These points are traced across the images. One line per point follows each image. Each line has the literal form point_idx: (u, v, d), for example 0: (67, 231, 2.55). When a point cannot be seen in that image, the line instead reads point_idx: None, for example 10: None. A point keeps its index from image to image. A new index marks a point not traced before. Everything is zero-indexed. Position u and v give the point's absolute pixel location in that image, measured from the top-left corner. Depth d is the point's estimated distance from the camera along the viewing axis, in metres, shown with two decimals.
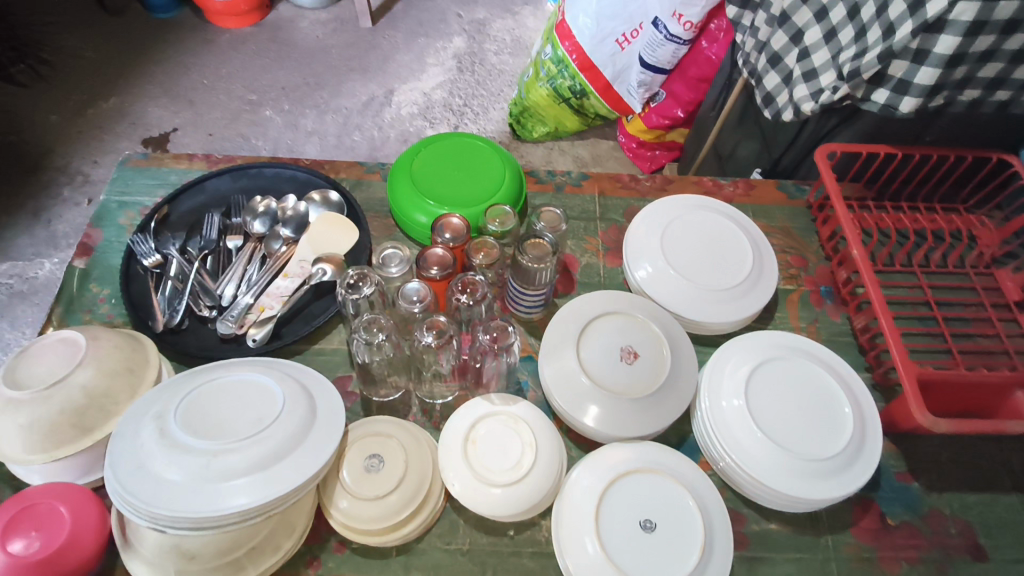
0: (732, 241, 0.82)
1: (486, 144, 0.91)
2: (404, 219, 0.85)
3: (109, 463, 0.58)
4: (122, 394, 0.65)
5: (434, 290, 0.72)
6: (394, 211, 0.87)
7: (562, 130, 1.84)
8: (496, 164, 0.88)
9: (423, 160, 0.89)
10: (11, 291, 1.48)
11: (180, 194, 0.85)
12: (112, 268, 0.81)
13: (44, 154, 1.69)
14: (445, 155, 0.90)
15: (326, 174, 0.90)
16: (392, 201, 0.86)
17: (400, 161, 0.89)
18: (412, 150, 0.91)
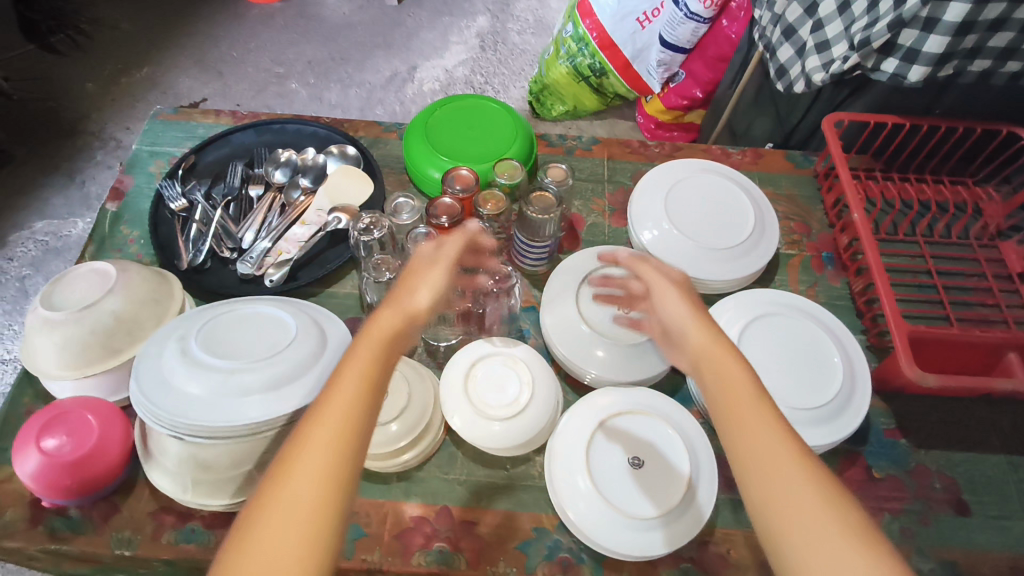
0: (735, 203, 0.84)
1: (500, 106, 0.94)
2: (419, 174, 0.89)
3: (134, 380, 0.62)
4: (149, 321, 0.70)
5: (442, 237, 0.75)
6: (409, 167, 0.90)
7: (581, 109, 1.85)
8: (509, 125, 0.91)
9: (438, 119, 0.92)
10: (47, 247, 1.55)
11: (207, 145, 0.89)
12: (141, 212, 0.85)
13: (80, 119, 1.76)
14: (458, 115, 0.93)
15: (345, 131, 0.94)
16: (407, 157, 0.90)
17: (417, 119, 0.92)
18: (428, 109, 0.93)
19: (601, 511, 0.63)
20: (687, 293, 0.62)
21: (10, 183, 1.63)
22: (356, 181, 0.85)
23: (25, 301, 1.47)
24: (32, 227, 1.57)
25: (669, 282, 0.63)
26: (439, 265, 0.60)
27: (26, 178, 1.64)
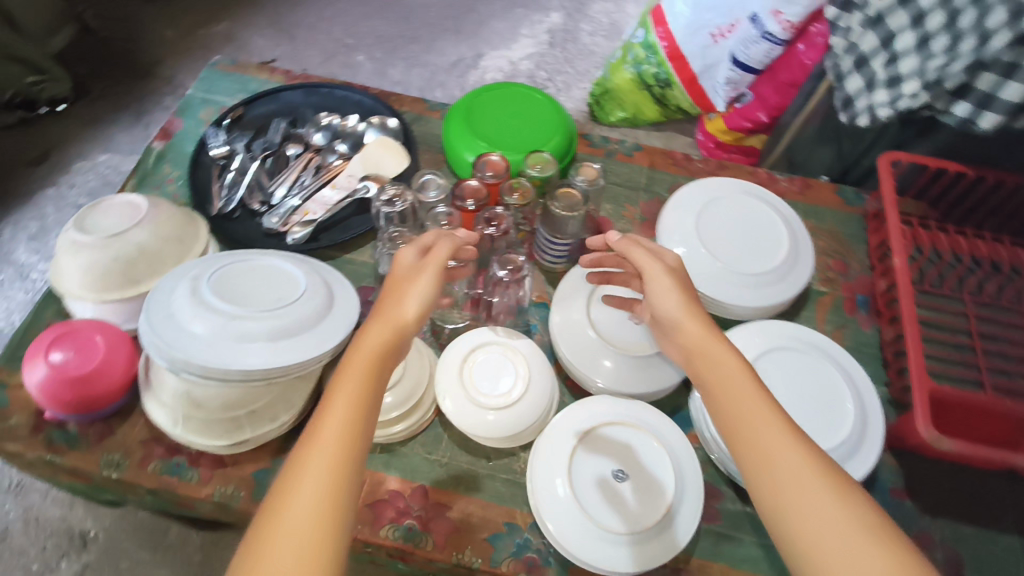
0: (769, 230, 0.81)
1: (546, 98, 0.93)
2: (454, 157, 0.89)
3: (144, 312, 0.64)
4: (170, 259, 0.72)
5: (465, 219, 0.76)
6: (446, 147, 0.90)
7: (639, 118, 1.82)
8: (552, 119, 0.90)
9: (483, 103, 0.92)
10: (105, 179, 1.62)
11: (256, 100, 0.91)
12: (184, 155, 0.88)
13: (155, 64, 1.83)
14: (503, 102, 0.93)
15: (389, 104, 0.94)
16: (445, 137, 0.90)
17: (462, 101, 0.92)
18: (475, 92, 0.93)
19: (575, 520, 0.61)
20: (679, 298, 0.61)
21: (83, 115, 1.71)
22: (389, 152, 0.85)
23: None
24: (95, 159, 1.64)
25: (662, 268, 0.62)
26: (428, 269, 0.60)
27: (97, 112, 1.72)
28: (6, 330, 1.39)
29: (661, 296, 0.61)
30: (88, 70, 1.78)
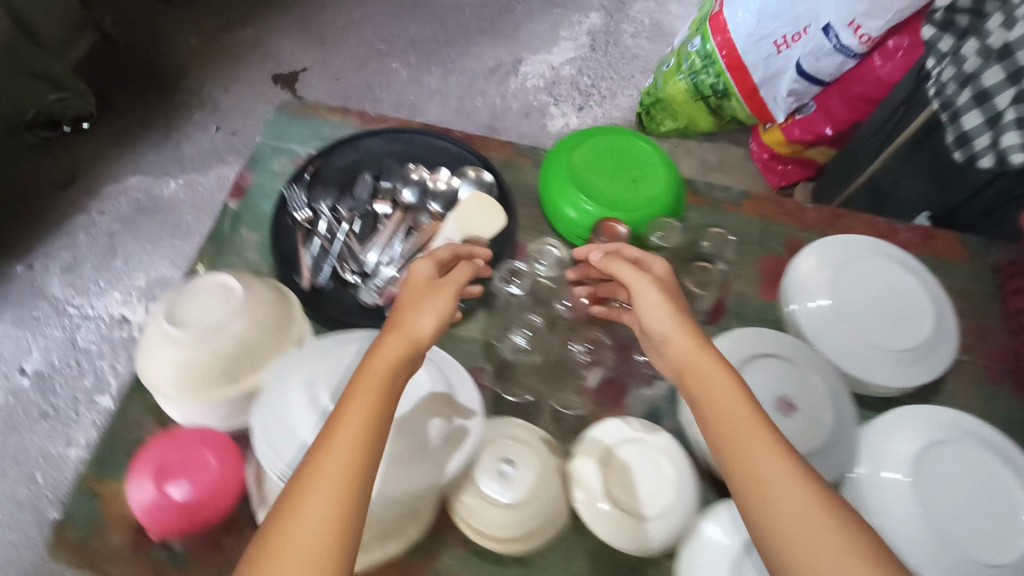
0: (910, 299, 0.75)
1: (654, 147, 0.84)
2: (555, 213, 0.83)
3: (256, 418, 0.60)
4: (270, 351, 0.66)
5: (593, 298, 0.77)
6: (545, 202, 0.84)
7: (692, 128, 1.74)
8: (662, 172, 0.82)
9: (582, 152, 0.85)
10: (138, 204, 1.53)
11: (335, 149, 0.83)
12: (262, 215, 0.80)
13: (180, 74, 1.72)
14: (603, 150, 0.86)
15: (477, 150, 0.87)
16: (544, 192, 0.84)
17: (559, 151, 0.85)
18: (573, 139, 0.86)
19: None
20: (664, 309, 0.60)
21: (107, 133, 1.61)
22: (487, 214, 0.79)
23: (112, 258, 1.46)
24: (126, 182, 1.55)
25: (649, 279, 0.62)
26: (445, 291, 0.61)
27: (122, 129, 1.62)
28: (48, 371, 1.33)
29: (653, 305, 0.60)
30: (109, 83, 1.68)
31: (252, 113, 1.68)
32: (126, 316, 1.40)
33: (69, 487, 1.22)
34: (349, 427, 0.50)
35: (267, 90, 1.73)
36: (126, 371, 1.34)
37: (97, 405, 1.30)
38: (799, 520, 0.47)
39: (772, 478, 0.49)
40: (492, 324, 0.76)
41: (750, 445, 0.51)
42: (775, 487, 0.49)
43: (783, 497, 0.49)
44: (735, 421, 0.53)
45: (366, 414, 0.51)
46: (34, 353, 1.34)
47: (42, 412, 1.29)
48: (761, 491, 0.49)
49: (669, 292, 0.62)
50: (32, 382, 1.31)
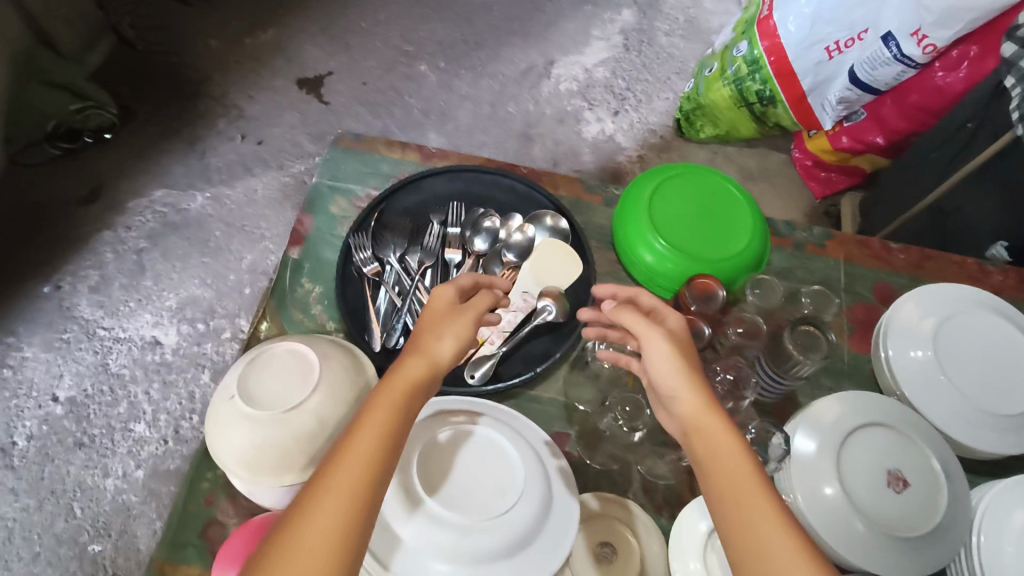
0: (1015, 357, 0.71)
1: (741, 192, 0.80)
2: (631, 258, 0.78)
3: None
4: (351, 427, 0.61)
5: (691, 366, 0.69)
6: (620, 244, 0.80)
7: (733, 134, 1.67)
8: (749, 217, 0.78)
9: (661, 193, 0.80)
10: (165, 220, 1.48)
11: (397, 191, 0.78)
12: (325, 264, 0.76)
13: (201, 81, 1.65)
14: (683, 191, 0.81)
15: (546, 188, 0.82)
16: (619, 234, 0.79)
17: (636, 190, 0.80)
18: (650, 177, 0.81)
19: None
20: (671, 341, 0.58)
21: (130, 144, 1.56)
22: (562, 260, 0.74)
23: (141, 277, 1.41)
24: (151, 196, 1.50)
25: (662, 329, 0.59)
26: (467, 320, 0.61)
27: (144, 140, 1.56)
28: (81, 398, 1.29)
29: (662, 344, 0.58)
30: (129, 91, 1.61)
31: (278, 122, 1.62)
32: (158, 339, 1.36)
33: (108, 519, 1.20)
34: (347, 471, 0.48)
35: (293, 97, 1.66)
36: (160, 398, 1.30)
37: (133, 433, 1.27)
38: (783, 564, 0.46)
39: (760, 520, 0.48)
40: (572, 381, 0.72)
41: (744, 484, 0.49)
42: (768, 531, 0.47)
43: (770, 540, 0.47)
44: (736, 461, 0.51)
45: (368, 456, 0.49)
46: (65, 378, 1.31)
47: (77, 440, 1.26)
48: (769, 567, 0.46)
49: (676, 328, 0.60)
50: (65, 409, 1.28)
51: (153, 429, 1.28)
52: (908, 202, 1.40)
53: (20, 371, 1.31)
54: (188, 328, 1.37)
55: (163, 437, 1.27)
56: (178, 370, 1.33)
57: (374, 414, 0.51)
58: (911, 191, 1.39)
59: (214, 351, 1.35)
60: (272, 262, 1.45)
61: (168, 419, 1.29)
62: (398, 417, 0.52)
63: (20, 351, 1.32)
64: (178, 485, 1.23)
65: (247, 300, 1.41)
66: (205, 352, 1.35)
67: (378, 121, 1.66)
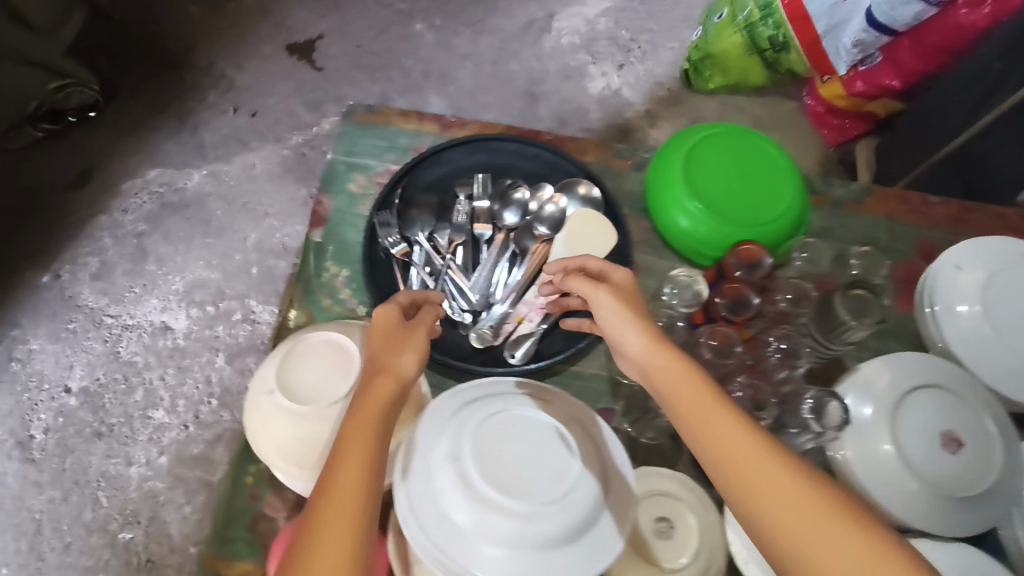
0: None
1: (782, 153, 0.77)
2: (665, 223, 0.76)
3: (402, 491, 0.56)
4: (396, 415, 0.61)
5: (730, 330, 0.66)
6: (651, 206, 0.78)
7: (743, 84, 1.62)
8: (789, 179, 0.75)
9: (703, 149, 0.77)
10: (163, 200, 1.43)
11: (418, 165, 0.74)
12: (350, 246, 0.73)
13: (186, 50, 1.57)
14: (728, 147, 0.77)
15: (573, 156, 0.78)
16: (652, 195, 0.77)
17: (671, 147, 0.78)
18: (688, 133, 0.78)
19: None
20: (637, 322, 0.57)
21: (118, 121, 1.48)
22: (598, 233, 0.73)
23: (144, 261, 1.37)
24: (146, 176, 1.44)
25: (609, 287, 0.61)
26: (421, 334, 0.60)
27: (133, 117, 1.49)
28: (95, 388, 1.27)
29: (622, 316, 0.57)
30: (110, 64, 1.52)
31: (271, 92, 1.56)
32: (169, 324, 1.33)
33: (136, 506, 1.19)
34: (344, 489, 0.47)
35: (284, 64, 1.59)
36: (176, 383, 1.28)
37: (153, 420, 1.25)
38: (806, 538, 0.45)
39: (776, 497, 0.47)
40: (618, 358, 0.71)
41: (750, 464, 0.48)
42: (782, 505, 0.47)
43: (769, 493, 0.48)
44: (731, 440, 0.50)
45: (365, 470, 0.48)
46: (77, 368, 1.28)
47: (96, 430, 1.24)
48: (751, 490, 0.48)
49: (629, 296, 0.60)
50: (81, 399, 1.26)
51: (172, 415, 1.26)
52: (924, 147, 1.38)
53: (30, 363, 1.28)
54: (198, 312, 1.34)
55: (183, 423, 1.26)
56: (192, 355, 1.31)
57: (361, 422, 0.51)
58: (927, 135, 1.36)
59: (227, 334, 1.33)
60: (279, 240, 1.42)
61: (186, 405, 1.27)
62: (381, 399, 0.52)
63: (27, 343, 1.29)
64: (203, 469, 1.22)
65: (256, 280, 1.38)
66: (218, 335, 1.33)
67: (376, 86, 1.60)
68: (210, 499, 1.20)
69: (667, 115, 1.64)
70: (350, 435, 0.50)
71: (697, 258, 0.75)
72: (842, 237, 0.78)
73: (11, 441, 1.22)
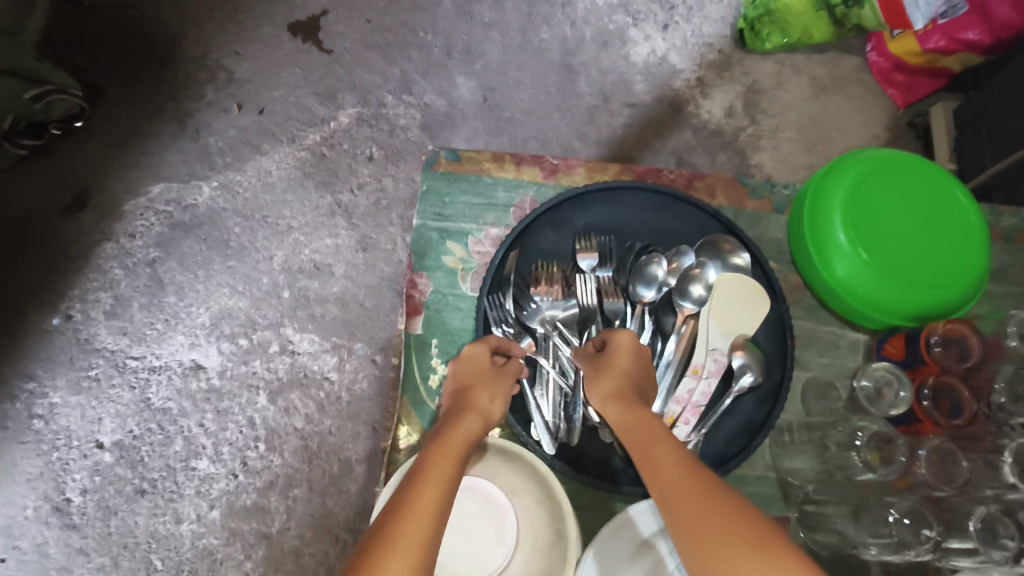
0: None
1: (969, 202, 0.75)
2: (818, 259, 0.74)
3: None
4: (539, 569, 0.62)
5: (925, 422, 0.68)
6: (805, 238, 0.75)
7: (804, 43, 1.39)
8: (967, 234, 0.74)
9: (874, 186, 0.75)
10: (173, 221, 1.27)
11: (524, 233, 0.72)
12: (452, 333, 0.74)
13: (175, 39, 1.36)
14: (898, 188, 0.75)
15: (696, 196, 0.76)
16: (810, 228, 0.75)
17: (847, 175, 0.75)
18: (863, 164, 0.75)
19: None
20: (606, 372, 0.65)
21: (109, 131, 1.31)
22: (753, 302, 0.71)
23: (162, 292, 1.24)
24: (149, 193, 1.28)
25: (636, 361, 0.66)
26: (506, 376, 0.66)
27: (127, 125, 1.31)
28: (129, 441, 1.17)
29: (607, 365, 0.65)
30: (90, 62, 1.33)
31: (277, 83, 1.35)
32: (199, 363, 1.21)
33: (192, 566, 1.12)
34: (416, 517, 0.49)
35: (287, 48, 1.37)
36: (217, 429, 1.18)
37: (197, 471, 1.16)
38: (723, 534, 0.48)
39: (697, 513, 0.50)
40: (782, 454, 0.72)
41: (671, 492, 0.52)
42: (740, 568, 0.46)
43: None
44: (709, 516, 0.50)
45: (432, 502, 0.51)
46: (106, 422, 1.18)
47: (138, 487, 1.15)
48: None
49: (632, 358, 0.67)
50: (115, 455, 1.16)
51: (218, 464, 1.16)
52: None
53: (53, 420, 1.17)
54: (230, 346, 1.21)
55: (231, 472, 1.16)
56: (230, 396, 1.19)
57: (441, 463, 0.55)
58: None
59: (265, 369, 1.20)
60: (307, 257, 1.26)
61: (231, 451, 1.17)
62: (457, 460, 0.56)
63: (47, 397, 1.18)
64: (259, 520, 1.14)
65: (288, 304, 1.23)
66: (255, 370, 1.20)
67: (393, 68, 1.38)
68: (271, 552, 1.12)
69: (719, 83, 1.42)
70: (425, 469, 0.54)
71: (854, 313, 0.73)
72: None
73: (47, 506, 1.14)
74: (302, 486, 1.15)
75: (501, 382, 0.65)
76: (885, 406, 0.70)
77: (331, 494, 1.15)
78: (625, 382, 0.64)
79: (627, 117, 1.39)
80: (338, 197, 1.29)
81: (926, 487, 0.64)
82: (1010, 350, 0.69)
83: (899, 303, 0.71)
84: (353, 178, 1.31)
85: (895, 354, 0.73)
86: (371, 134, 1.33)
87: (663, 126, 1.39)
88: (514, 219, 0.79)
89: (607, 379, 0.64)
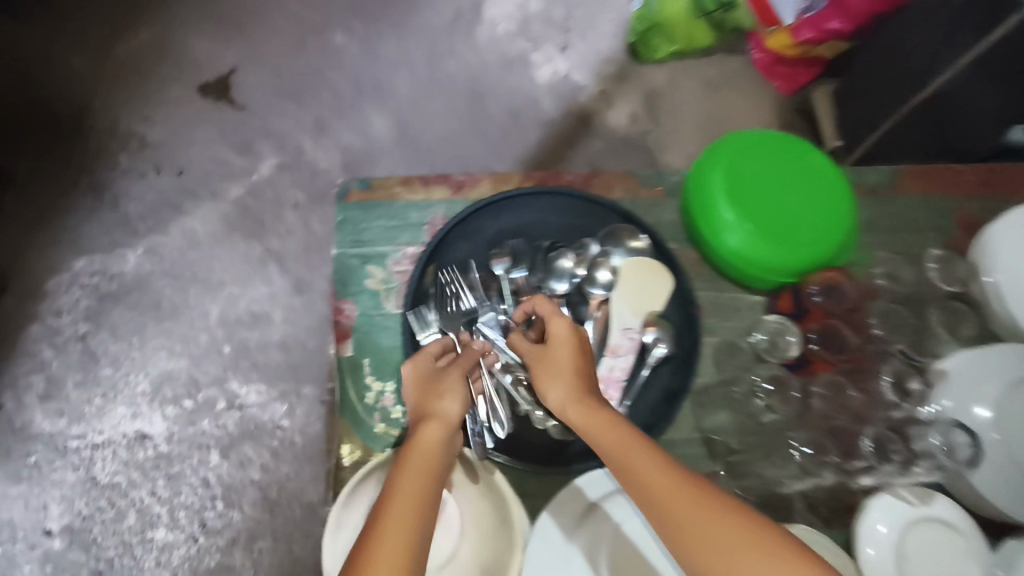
0: None
1: (831, 163, 0.83)
2: (709, 232, 0.80)
3: None
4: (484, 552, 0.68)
5: (815, 360, 0.80)
6: (693, 215, 0.82)
7: (689, 48, 1.51)
8: (835, 192, 0.82)
9: (748, 161, 0.82)
10: (99, 292, 1.25)
11: (439, 247, 0.77)
12: (385, 353, 0.77)
13: (81, 113, 1.35)
14: (771, 160, 0.83)
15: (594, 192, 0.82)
16: (697, 205, 0.82)
17: (724, 154, 0.82)
18: (736, 143, 0.83)
19: None
20: (551, 372, 0.65)
21: (22, 212, 1.29)
22: (654, 281, 0.76)
23: (96, 366, 1.21)
24: (73, 268, 1.26)
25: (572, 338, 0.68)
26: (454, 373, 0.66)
27: (40, 204, 1.29)
28: (79, 523, 1.13)
29: (547, 367, 0.65)
30: None
31: (192, 143, 1.36)
32: (144, 432, 1.18)
33: None
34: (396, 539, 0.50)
35: (197, 108, 1.38)
36: (171, 495, 1.15)
37: (155, 542, 1.13)
38: (674, 489, 0.53)
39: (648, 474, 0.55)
40: (703, 415, 0.80)
41: (625, 463, 0.57)
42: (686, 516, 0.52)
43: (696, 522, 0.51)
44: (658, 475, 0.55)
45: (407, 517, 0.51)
46: (52, 508, 1.14)
47: (94, 569, 1.12)
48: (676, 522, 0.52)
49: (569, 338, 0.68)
50: (65, 540, 1.13)
51: (176, 531, 1.13)
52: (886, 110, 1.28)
53: None
54: (174, 410, 1.20)
55: (192, 536, 1.13)
56: (180, 459, 1.17)
57: (406, 488, 0.54)
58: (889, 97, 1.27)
59: (214, 427, 1.19)
60: (243, 309, 1.26)
61: (188, 515, 1.14)
62: (424, 473, 0.56)
63: None
64: None
65: (229, 358, 1.23)
66: (203, 430, 1.19)
67: (308, 115, 1.40)
68: None
69: (620, 91, 1.51)
70: (392, 495, 0.53)
71: (751, 276, 0.81)
72: (901, 227, 0.89)
73: None
74: (266, 538, 1.13)
75: (451, 383, 0.65)
76: (781, 351, 0.81)
77: (297, 540, 1.13)
78: (575, 379, 0.64)
79: (539, 134, 1.46)
80: (268, 245, 1.30)
81: (826, 420, 0.77)
82: (879, 292, 0.84)
83: (787, 262, 0.79)
84: (280, 225, 1.32)
85: (784, 305, 0.83)
86: (294, 180, 1.35)
87: (574, 138, 1.47)
88: (428, 236, 0.83)
89: (561, 380, 0.65)
